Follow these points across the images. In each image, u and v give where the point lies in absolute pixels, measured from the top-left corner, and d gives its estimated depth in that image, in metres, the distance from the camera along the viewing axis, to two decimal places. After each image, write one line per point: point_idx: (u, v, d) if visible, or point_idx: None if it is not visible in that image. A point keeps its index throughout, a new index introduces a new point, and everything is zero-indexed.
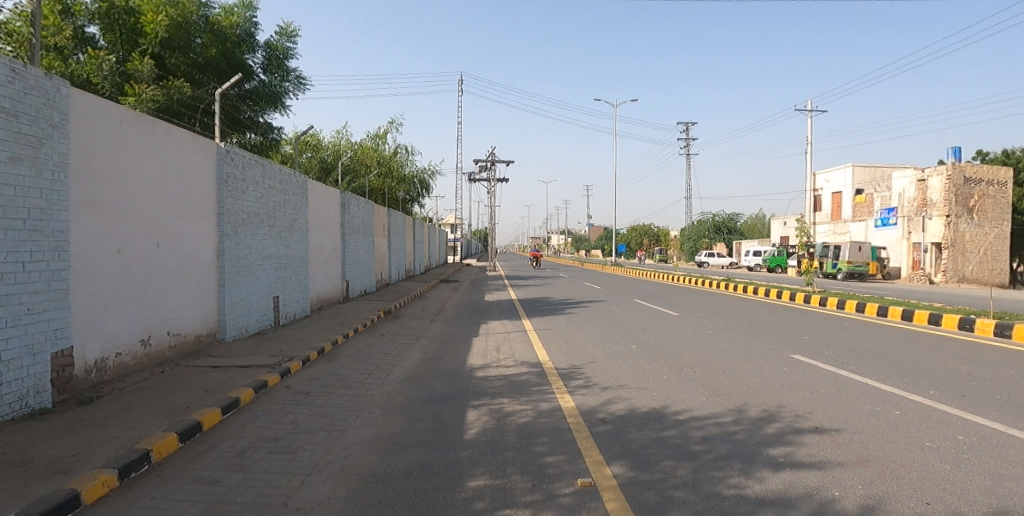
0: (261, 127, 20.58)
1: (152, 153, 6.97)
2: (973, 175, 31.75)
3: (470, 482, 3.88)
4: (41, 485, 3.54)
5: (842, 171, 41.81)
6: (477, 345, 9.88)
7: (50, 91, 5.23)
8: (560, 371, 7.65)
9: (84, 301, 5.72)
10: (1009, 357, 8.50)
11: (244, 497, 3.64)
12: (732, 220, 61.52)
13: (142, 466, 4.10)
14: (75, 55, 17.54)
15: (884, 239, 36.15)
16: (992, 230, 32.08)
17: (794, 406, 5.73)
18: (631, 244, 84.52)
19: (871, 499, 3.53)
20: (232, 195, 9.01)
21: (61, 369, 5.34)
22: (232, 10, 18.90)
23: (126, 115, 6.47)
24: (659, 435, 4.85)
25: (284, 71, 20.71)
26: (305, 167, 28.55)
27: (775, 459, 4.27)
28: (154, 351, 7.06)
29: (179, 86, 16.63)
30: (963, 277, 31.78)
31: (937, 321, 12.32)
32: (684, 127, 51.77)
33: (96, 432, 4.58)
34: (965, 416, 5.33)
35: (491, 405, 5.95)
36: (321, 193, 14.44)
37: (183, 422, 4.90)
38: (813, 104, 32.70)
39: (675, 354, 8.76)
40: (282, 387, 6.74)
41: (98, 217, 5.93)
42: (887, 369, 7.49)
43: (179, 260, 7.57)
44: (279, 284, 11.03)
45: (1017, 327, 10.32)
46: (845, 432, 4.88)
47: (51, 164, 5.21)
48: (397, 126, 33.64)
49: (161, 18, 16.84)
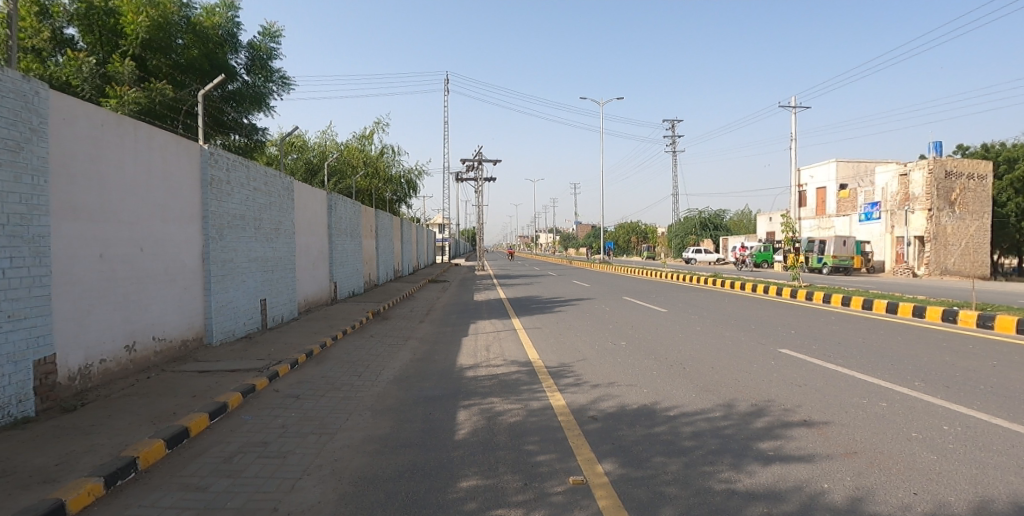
0: (245, 128, 20.46)
1: (134, 155, 6.87)
2: (954, 169, 32.31)
3: (461, 483, 3.87)
4: (25, 494, 3.49)
5: (826, 167, 42.40)
6: (466, 345, 9.84)
7: (27, 94, 5.14)
8: (551, 369, 7.68)
9: (67, 308, 5.65)
10: (991, 348, 8.63)
11: (234, 503, 3.60)
12: (719, 217, 63.03)
13: (129, 474, 4.05)
14: (53, 57, 17.29)
15: (868, 234, 36.57)
16: (974, 223, 32.49)
17: (782, 400, 5.79)
18: (619, 242, 85.45)
19: (859, 490, 3.57)
20: (216, 198, 8.91)
21: (44, 376, 5.27)
22: (214, 10, 18.81)
23: (108, 118, 6.38)
24: (649, 432, 4.87)
25: (268, 72, 20.61)
26: (291, 168, 28.70)
27: (765, 453, 4.31)
28: (140, 357, 6.98)
29: (161, 87, 16.47)
30: (946, 269, 32.31)
31: (921, 313, 12.47)
32: (671, 122, 51.02)
33: (82, 440, 4.52)
34: (952, 407, 5.38)
35: (482, 404, 5.96)
36: (307, 194, 14.33)
37: (169, 428, 4.83)
38: (796, 101, 33.02)
39: (664, 350, 8.78)
40: (270, 391, 6.68)
41: (80, 220, 5.86)
42: (872, 362, 7.60)
43: (165, 264, 7.50)
44: (265, 287, 10.94)
45: (1000, 318, 10.46)
46: (833, 424, 4.94)
47: (31, 168, 5.13)
48: (383, 126, 33.58)
49: (142, 18, 16.63)
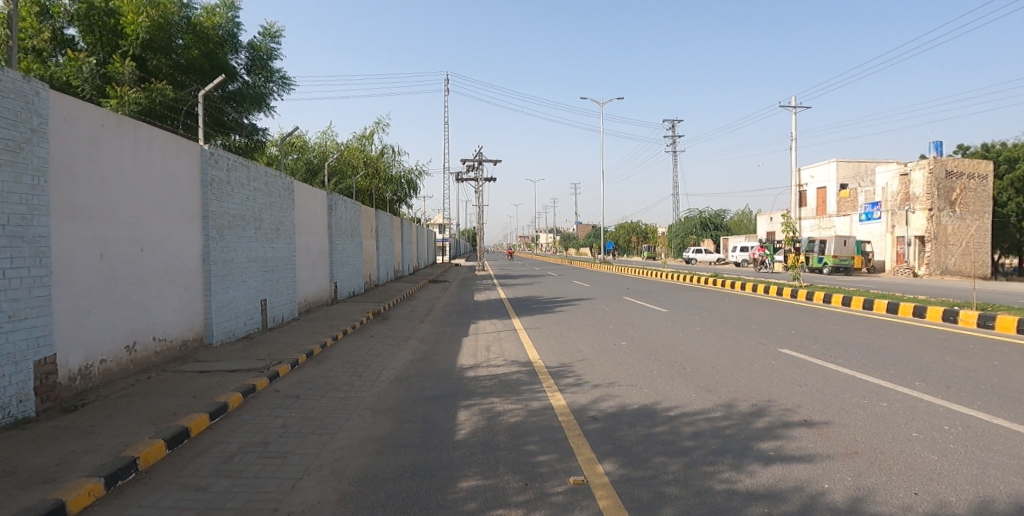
0: (245, 129, 20.45)
1: (134, 155, 6.87)
2: (955, 169, 32.30)
3: (462, 483, 3.87)
4: (26, 494, 3.49)
5: (826, 166, 42.36)
6: (466, 345, 9.84)
7: (28, 94, 5.14)
8: (551, 369, 7.67)
9: (67, 308, 5.65)
10: (992, 348, 8.62)
11: (234, 503, 3.60)
12: (719, 217, 63.03)
13: (129, 474, 4.05)
14: (54, 57, 17.29)
15: (869, 234, 36.55)
16: (974, 223, 32.47)
17: (783, 400, 5.78)
18: (619, 242, 85.40)
19: (859, 490, 3.57)
20: (216, 198, 8.90)
21: (44, 376, 5.27)
22: (214, 10, 18.81)
23: (108, 118, 6.37)
24: (649, 432, 4.87)
25: (268, 72, 20.61)
26: (291, 169, 28.70)
27: (765, 453, 4.30)
28: (140, 357, 6.98)
29: (161, 88, 16.47)
30: (946, 269, 32.31)
31: (921, 313, 12.47)
32: (671, 122, 50.98)
33: (83, 440, 4.52)
34: (954, 407, 5.38)
35: (482, 404, 5.96)
36: (307, 194, 14.34)
37: (169, 428, 4.83)
38: (796, 101, 33.02)
39: (665, 351, 8.78)
40: (270, 391, 6.67)
41: (80, 221, 5.86)
42: (872, 362, 7.60)
43: (165, 265, 7.50)
44: (266, 287, 10.93)
45: (1001, 318, 10.45)
46: (834, 424, 4.93)
47: (31, 168, 5.13)
48: (383, 126, 33.57)
49: (142, 19, 16.64)
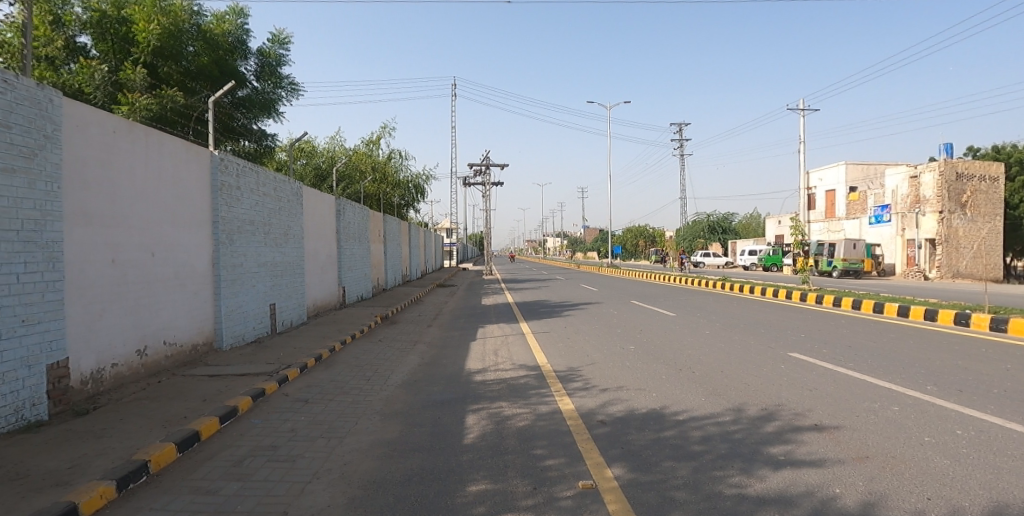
0: (254, 134, 20.60)
1: (145, 161, 6.92)
2: (966, 171, 31.96)
3: (471, 487, 3.86)
4: (39, 498, 3.52)
5: (835, 170, 42.09)
6: (475, 349, 9.86)
7: (42, 100, 5.21)
8: (558, 373, 7.64)
9: (80, 313, 5.71)
10: (1005, 351, 8.56)
11: (245, 506, 3.63)
12: (726, 220, 62.34)
13: (140, 477, 4.07)
14: (67, 65, 17.51)
15: (878, 236, 36.40)
16: (985, 226, 32.21)
17: (793, 404, 5.74)
18: (626, 245, 85.13)
19: (872, 495, 3.54)
20: (225, 203, 8.97)
21: (57, 380, 5.32)
22: (223, 17, 19.02)
23: (121, 124, 6.45)
24: (658, 436, 4.85)
25: (277, 79, 20.78)
26: (299, 174, 28.93)
27: (775, 457, 4.27)
28: (151, 361, 7.02)
29: (172, 94, 16.67)
30: (957, 272, 32.06)
31: (931, 316, 12.37)
32: (678, 127, 50.87)
33: (94, 444, 4.55)
34: (965, 411, 5.33)
35: (490, 409, 5.95)
36: (315, 200, 14.39)
37: (180, 432, 4.86)
38: (804, 106, 32.86)
39: (673, 354, 8.76)
40: (280, 395, 6.72)
41: (93, 226, 5.92)
42: (884, 366, 7.55)
43: (175, 269, 7.54)
44: (274, 292, 10.98)
45: (1012, 321, 10.35)
46: (844, 428, 4.90)
47: (45, 174, 5.20)
48: (389, 131, 33.63)
49: (153, 26, 16.80)
